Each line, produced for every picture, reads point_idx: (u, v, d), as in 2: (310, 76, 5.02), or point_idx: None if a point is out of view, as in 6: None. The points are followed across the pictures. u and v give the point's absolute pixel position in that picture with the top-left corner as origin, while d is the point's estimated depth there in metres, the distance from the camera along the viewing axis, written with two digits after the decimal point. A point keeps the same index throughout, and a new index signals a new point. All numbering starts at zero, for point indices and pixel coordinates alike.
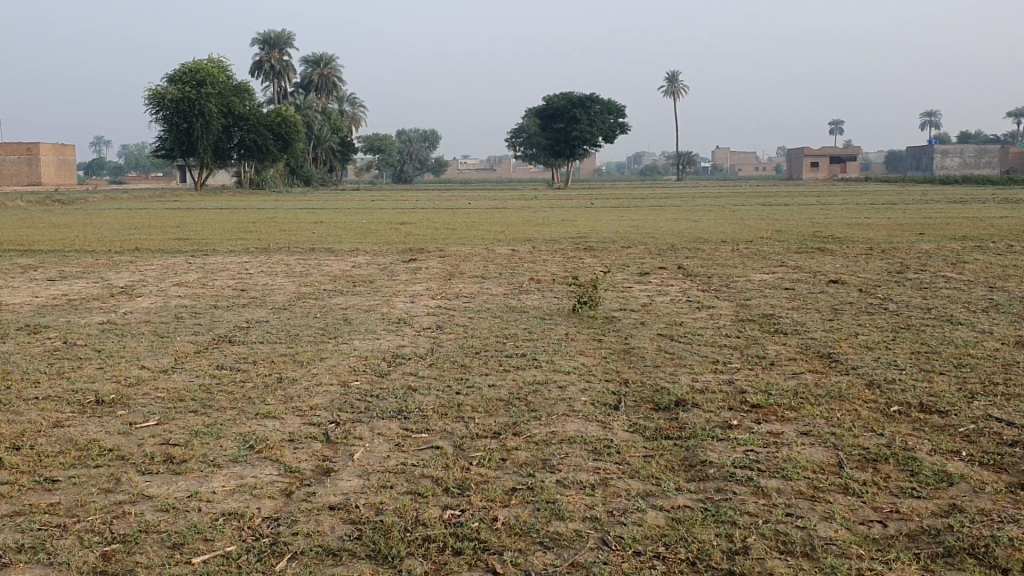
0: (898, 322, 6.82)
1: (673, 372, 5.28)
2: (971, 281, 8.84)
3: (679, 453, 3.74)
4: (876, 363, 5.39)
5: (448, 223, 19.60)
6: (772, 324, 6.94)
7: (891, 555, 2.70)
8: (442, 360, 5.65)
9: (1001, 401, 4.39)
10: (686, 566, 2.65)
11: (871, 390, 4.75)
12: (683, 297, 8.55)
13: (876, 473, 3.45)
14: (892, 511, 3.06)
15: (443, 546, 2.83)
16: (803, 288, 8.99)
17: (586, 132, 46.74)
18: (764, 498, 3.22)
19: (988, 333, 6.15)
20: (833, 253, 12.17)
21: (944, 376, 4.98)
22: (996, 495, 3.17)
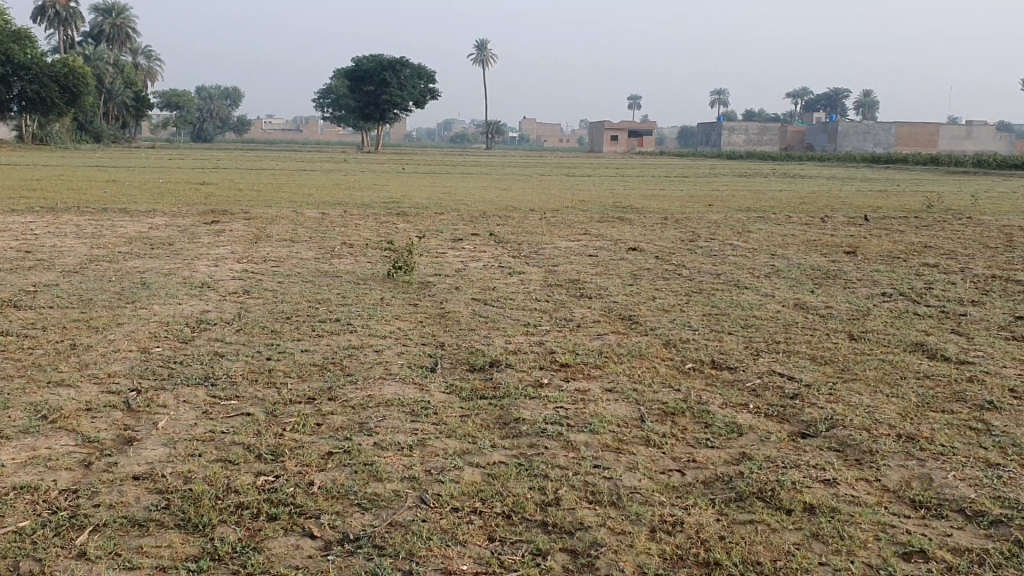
0: (692, 286, 7.25)
1: (487, 334, 5.38)
2: (756, 249, 9.48)
3: (493, 411, 3.84)
4: (672, 324, 5.73)
5: (253, 185, 18.93)
6: (578, 288, 7.20)
7: (689, 501, 2.90)
8: (251, 325, 5.49)
9: (782, 357, 4.79)
10: (502, 519, 2.73)
11: (669, 349, 5.05)
12: (494, 263, 8.69)
13: (674, 426, 3.67)
14: (690, 460, 3.28)
15: (257, 512, 2.78)
16: (607, 254, 9.37)
17: (397, 95, 46.32)
18: (573, 451, 3.36)
19: (771, 296, 6.66)
20: (632, 222, 12.72)
21: (732, 335, 5.36)
22: (780, 443, 3.46)
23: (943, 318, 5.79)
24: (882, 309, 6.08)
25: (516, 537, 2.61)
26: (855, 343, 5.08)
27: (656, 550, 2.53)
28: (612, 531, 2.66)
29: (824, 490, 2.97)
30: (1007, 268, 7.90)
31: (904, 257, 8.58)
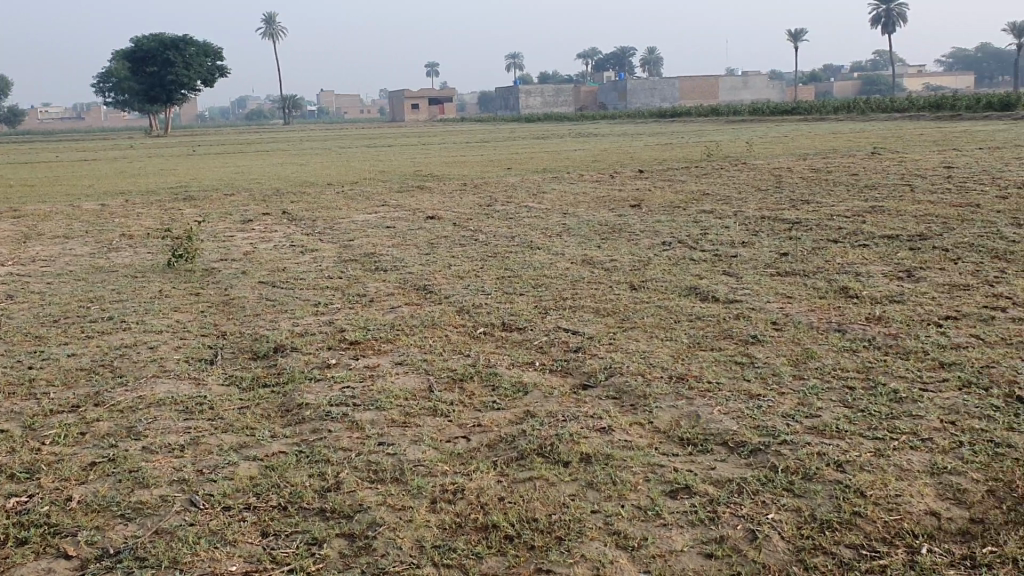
0: (486, 250, 7.30)
1: (274, 319, 5.19)
2: (549, 209, 9.68)
3: (275, 399, 3.70)
4: (465, 290, 5.73)
5: (24, 180, 17.48)
6: (372, 262, 7.08)
7: (471, 467, 2.90)
8: (12, 333, 5.05)
9: (569, 312, 4.90)
10: (278, 512, 2.63)
11: (460, 315, 5.06)
12: (287, 242, 8.42)
13: (460, 392, 3.67)
14: (474, 425, 3.28)
15: (6, 539, 2.54)
16: (403, 224, 9.30)
17: (183, 75, 44.02)
18: (357, 431, 3.28)
19: (562, 254, 6.80)
20: (430, 190, 12.68)
21: (522, 296, 5.43)
22: (561, 398, 3.52)
23: (718, 261, 6.10)
24: (663, 257, 6.34)
25: (291, 529, 2.53)
26: (637, 293, 5.26)
27: (435, 522, 2.52)
28: (391, 508, 2.62)
29: (601, 439, 3.05)
30: (775, 209, 8.44)
31: (684, 206, 9.00)
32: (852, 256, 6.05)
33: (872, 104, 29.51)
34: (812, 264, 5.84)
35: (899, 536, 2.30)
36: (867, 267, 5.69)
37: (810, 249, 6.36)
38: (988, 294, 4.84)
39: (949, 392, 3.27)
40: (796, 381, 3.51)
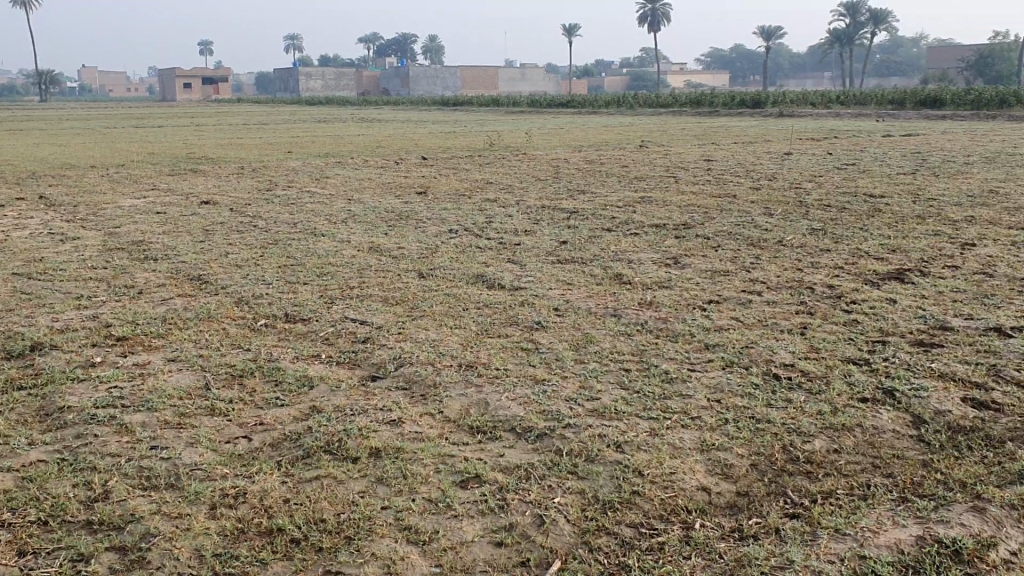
0: (267, 238, 7.04)
1: (29, 314, 4.75)
2: (332, 195, 9.47)
3: (32, 403, 3.38)
4: (245, 280, 5.49)
5: None
6: (142, 250, 6.64)
7: (254, 469, 2.77)
8: None
9: (355, 302, 4.81)
10: (38, 529, 2.41)
11: (240, 307, 4.84)
12: (43, 229, 7.73)
13: (242, 389, 3.51)
14: (257, 423, 3.15)
15: None
16: (176, 210, 8.79)
17: None
18: (128, 435, 3.06)
19: (346, 242, 6.67)
20: (205, 174, 12.08)
21: (306, 286, 5.28)
22: (348, 391, 3.45)
23: (501, 248, 6.21)
24: (448, 245, 6.37)
25: (53, 545, 2.32)
26: (423, 281, 5.25)
27: (216, 529, 2.40)
28: (167, 517, 2.46)
29: (390, 432, 3.01)
30: (555, 197, 8.70)
31: (468, 194, 9.08)
32: (626, 244, 6.34)
33: (640, 100, 31.04)
34: (590, 252, 6.06)
35: (675, 513, 2.41)
36: (640, 254, 5.98)
37: (587, 237, 6.60)
38: (746, 279, 5.21)
39: (715, 372, 3.49)
40: (578, 365, 3.62)
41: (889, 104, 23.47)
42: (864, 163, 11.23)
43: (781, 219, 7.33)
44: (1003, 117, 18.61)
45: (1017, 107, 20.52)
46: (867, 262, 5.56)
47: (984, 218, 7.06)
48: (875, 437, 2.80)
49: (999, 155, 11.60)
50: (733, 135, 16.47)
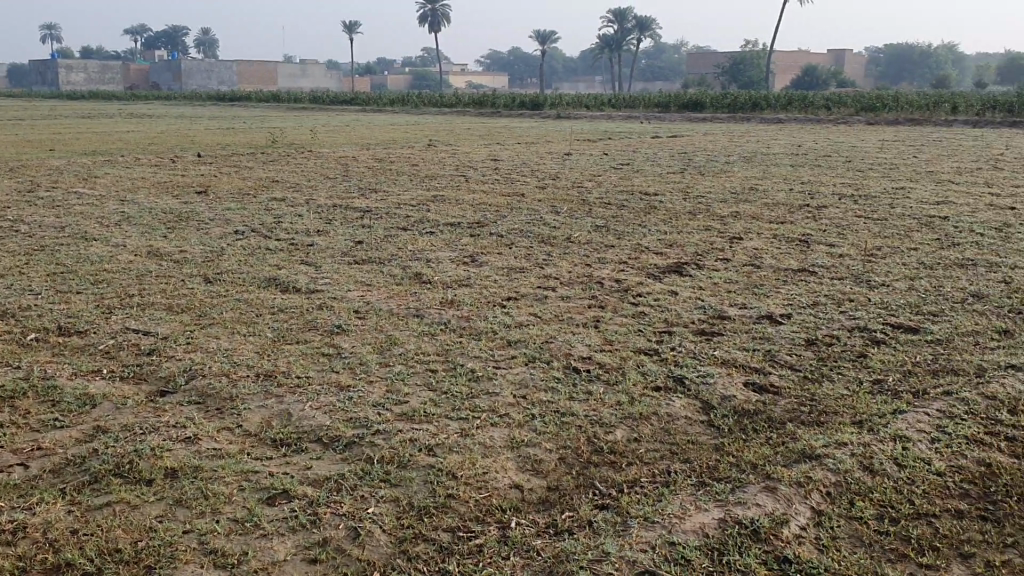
0: (30, 243, 6.46)
1: None
2: (103, 196, 8.83)
3: None
4: (8, 291, 5.01)
5: None
6: None
7: (34, 499, 2.53)
8: None
9: (137, 311, 4.50)
10: None
11: (4, 321, 4.41)
12: None
13: (13, 412, 3.19)
14: (34, 449, 2.88)
15: None
16: None
17: None
18: None
19: (123, 246, 6.23)
20: None
21: (80, 295, 4.89)
22: (136, 408, 3.22)
23: (292, 250, 6.02)
24: (236, 248, 6.10)
25: None
26: (211, 286, 5.00)
27: None
28: None
29: (186, 450, 2.84)
30: (345, 197, 8.54)
31: (252, 194, 8.74)
32: (420, 243, 6.33)
33: (423, 99, 31.05)
34: (384, 252, 6.00)
35: (490, 513, 2.42)
36: (435, 253, 5.99)
37: (381, 237, 6.53)
38: (540, 275, 5.34)
39: (518, 368, 3.54)
40: (381, 369, 3.57)
41: (656, 106, 24.78)
42: (639, 163, 11.81)
43: (568, 217, 7.57)
44: (757, 119, 20.13)
45: (769, 110, 22.26)
46: (650, 257, 5.85)
47: (748, 214, 7.60)
48: (671, 424, 2.93)
49: (755, 154, 12.55)
50: (516, 134, 16.84)
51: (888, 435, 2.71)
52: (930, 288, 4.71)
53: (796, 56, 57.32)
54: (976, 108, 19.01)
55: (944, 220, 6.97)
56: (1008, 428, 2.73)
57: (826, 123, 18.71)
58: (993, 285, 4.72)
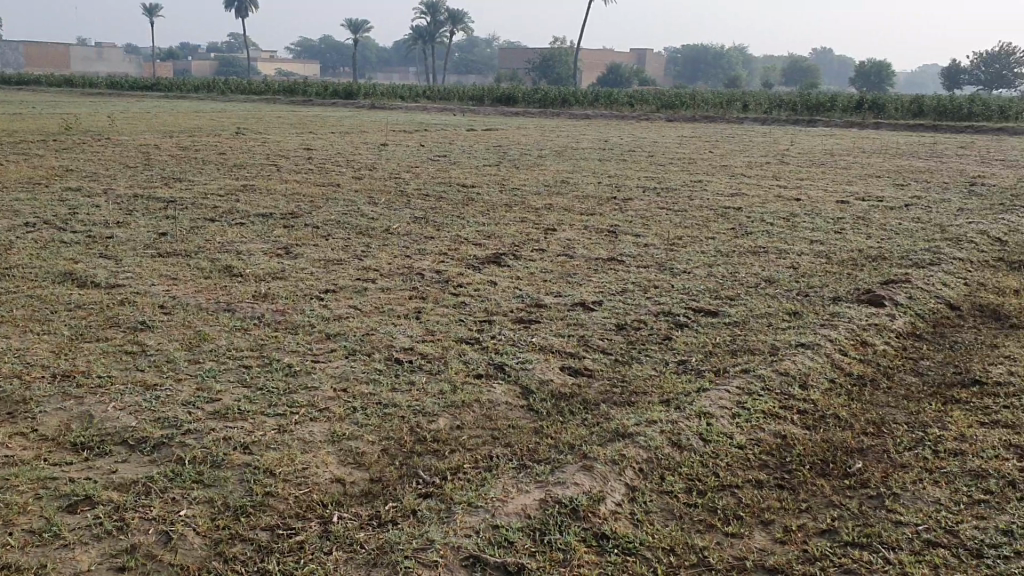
0: None
1: None
2: None
3: None
4: None
5: None
6: None
7: None
8: None
9: None
10: None
11: None
12: None
13: None
14: None
15: None
16: None
17: None
18: None
19: None
20: None
21: None
22: None
23: (90, 243, 5.65)
24: (27, 241, 5.66)
25: None
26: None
27: None
28: None
29: None
30: (148, 187, 8.10)
31: (43, 183, 8.13)
32: (231, 235, 6.10)
33: (231, 85, 29.81)
34: (193, 244, 5.74)
35: (311, 509, 2.36)
36: (247, 245, 5.78)
37: (189, 228, 6.25)
38: (358, 267, 5.27)
39: (337, 361, 3.48)
40: (193, 365, 3.41)
41: (469, 99, 24.97)
42: (454, 155, 11.87)
43: (384, 208, 7.51)
44: (567, 114, 20.70)
45: (578, 106, 22.86)
46: (467, 247, 5.89)
47: (561, 206, 7.81)
48: (492, 410, 2.95)
49: (566, 149, 12.90)
50: (329, 124, 16.50)
51: (694, 412, 2.77)
52: (728, 274, 5.00)
53: (601, 55, 59.18)
54: (765, 108, 20.36)
55: (738, 211, 7.42)
56: (799, 402, 2.93)
57: (632, 119, 19.49)
58: (783, 270, 5.07)
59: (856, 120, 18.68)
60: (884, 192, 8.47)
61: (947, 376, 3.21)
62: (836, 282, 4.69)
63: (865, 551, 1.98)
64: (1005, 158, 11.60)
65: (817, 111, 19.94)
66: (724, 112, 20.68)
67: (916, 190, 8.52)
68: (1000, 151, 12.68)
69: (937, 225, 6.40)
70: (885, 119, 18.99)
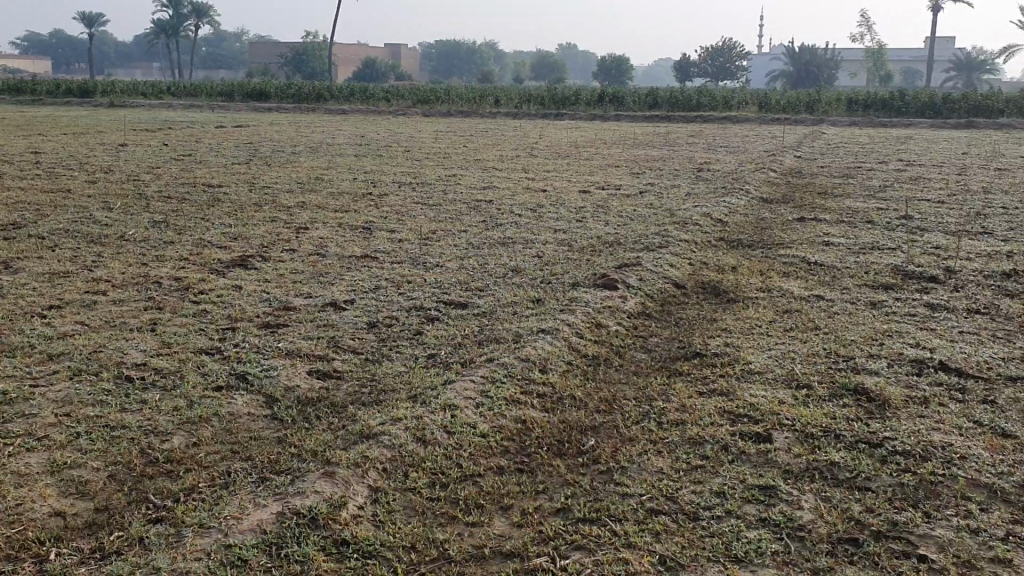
0: None
1: None
2: None
3: None
4: None
5: None
6: None
7: None
8: None
9: None
10: None
11: None
12: None
13: None
14: None
15: None
16: None
17: None
18: None
19: None
20: None
21: None
22: None
23: None
24: None
25: None
26: None
27: None
28: None
29: None
30: None
31: None
32: None
33: None
34: None
35: (25, 548, 2.13)
36: None
37: None
38: (89, 279, 4.88)
39: (60, 384, 3.19)
40: None
41: (217, 95, 23.82)
42: (200, 154, 11.28)
43: (122, 213, 7.01)
44: (322, 110, 20.26)
45: (332, 100, 22.42)
46: (212, 251, 5.61)
47: (314, 204, 7.63)
48: (232, 421, 2.81)
49: (319, 145, 12.62)
50: (58, 125, 15.17)
51: (439, 406, 2.77)
52: (477, 265, 5.08)
53: (355, 49, 58.48)
54: (516, 101, 20.93)
55: (489, 203, 7.58)
56: (540, 386, 3.02)
57: (387, 115, 19.42)
58: (529, 260, 5.22)
59: (600, 112, 19.63)
60: (623, 180, 8.95)
61: (673, 351, 3.44)
62: (578, 269, 4.90)
63: (594, 526, 2.07)
64: (728, 145, 12.61)
65: (565, 104, 20.74)
66: (477, 106, 21.06)
67: (652, 177, 9.08)
68: (724, 139, 13.76)
69: (669, 210, 6.85)
70: (626, 111, 20.10)
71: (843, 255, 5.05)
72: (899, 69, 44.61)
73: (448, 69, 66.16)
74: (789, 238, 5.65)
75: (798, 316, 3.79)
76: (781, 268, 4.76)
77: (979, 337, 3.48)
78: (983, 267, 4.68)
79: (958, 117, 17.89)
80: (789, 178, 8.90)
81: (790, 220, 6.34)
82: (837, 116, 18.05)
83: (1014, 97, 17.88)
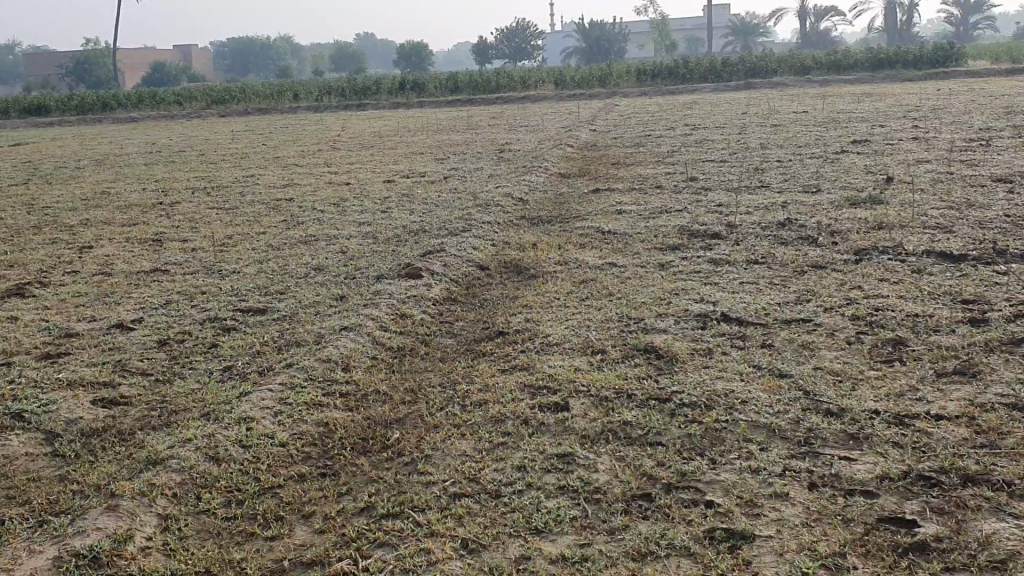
0: None
1: None
2: None
3: None
4: None
5: None
6: None
7: None
8: None
9: None
10: None
11: None
12: None
13: None
14: None
15: None
16: None
17: None
18: None
19: None
20: None
21: None
22: None
23: None
24: None
25: None
26: None
27: None
28: None
29: None
30: None
31: None
32: None
33: None
34: None
35: None
36: None
37: None
38: None
39: None
40: None
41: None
42: None
43: None
44: (107, 120, 19.05)
45: (118, 109, 21.13)
46: None
47: (99, 220, 7.16)
48: (7, 464, 2.58)
49: (104, 157, 11.86)
50: None
51: (234, 419, 2.65)
52: (277, 268, 4.93)
53: (140, 54, 55.41)
54: (315, 95, 20.45)
55: (289, 202, 7.37)
56: (342, 385, 2.95)
57: (179, 119, 18.49)
58: (331, 256, 5.12)
59: (402, 100, 19.52)
60: (425, 167, 8.94)
61: (476, 333, 3.45)
62: (381, 261, 4.85)
63: (396, 521, 2.05)
64: (528, 124, 12.84)
65: (365, 94, 20.46)
66: (275, 103, 20.42)
67: (454, 162, 9.10)
68: (524, 118, 14.00)
69: (471, 193, 6.89)
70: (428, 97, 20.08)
71: (635, 221, 5.25)
72: (682, 40, 46.89)
73: (243, 68, 63.91)
74: (587, 210, 5.82)
75: (595, 284, 3.90)
76: (578, 240, 4.90)
77: (758, 286, 3.70)
78: (761, 219, 4.98)
79: (739, 79, 19.05)
80: (585, 152, 9.16)
81: (586, 193, 6.53)
82: (630, 87, 18.76)
83: (785, 58, 19.19)
